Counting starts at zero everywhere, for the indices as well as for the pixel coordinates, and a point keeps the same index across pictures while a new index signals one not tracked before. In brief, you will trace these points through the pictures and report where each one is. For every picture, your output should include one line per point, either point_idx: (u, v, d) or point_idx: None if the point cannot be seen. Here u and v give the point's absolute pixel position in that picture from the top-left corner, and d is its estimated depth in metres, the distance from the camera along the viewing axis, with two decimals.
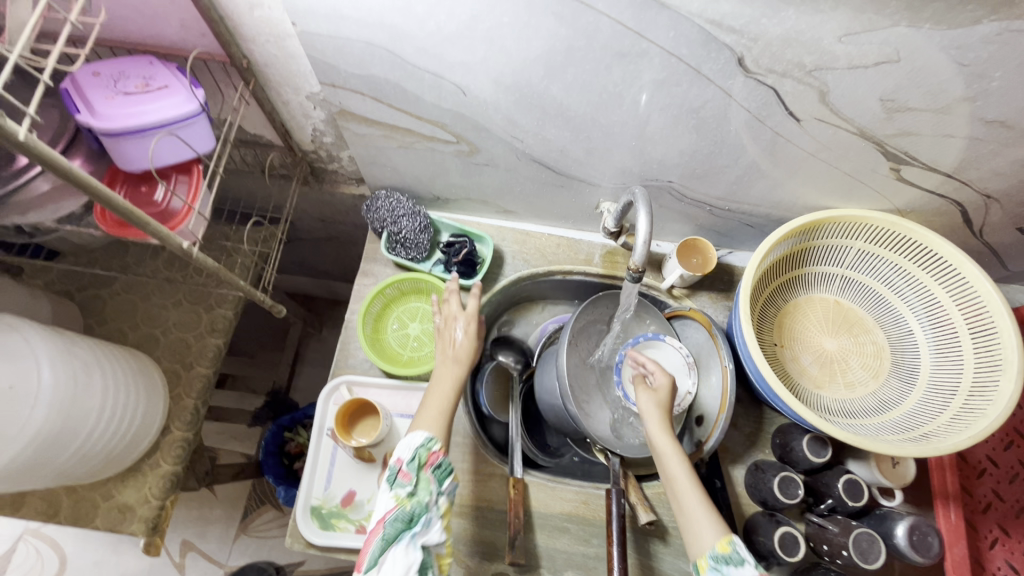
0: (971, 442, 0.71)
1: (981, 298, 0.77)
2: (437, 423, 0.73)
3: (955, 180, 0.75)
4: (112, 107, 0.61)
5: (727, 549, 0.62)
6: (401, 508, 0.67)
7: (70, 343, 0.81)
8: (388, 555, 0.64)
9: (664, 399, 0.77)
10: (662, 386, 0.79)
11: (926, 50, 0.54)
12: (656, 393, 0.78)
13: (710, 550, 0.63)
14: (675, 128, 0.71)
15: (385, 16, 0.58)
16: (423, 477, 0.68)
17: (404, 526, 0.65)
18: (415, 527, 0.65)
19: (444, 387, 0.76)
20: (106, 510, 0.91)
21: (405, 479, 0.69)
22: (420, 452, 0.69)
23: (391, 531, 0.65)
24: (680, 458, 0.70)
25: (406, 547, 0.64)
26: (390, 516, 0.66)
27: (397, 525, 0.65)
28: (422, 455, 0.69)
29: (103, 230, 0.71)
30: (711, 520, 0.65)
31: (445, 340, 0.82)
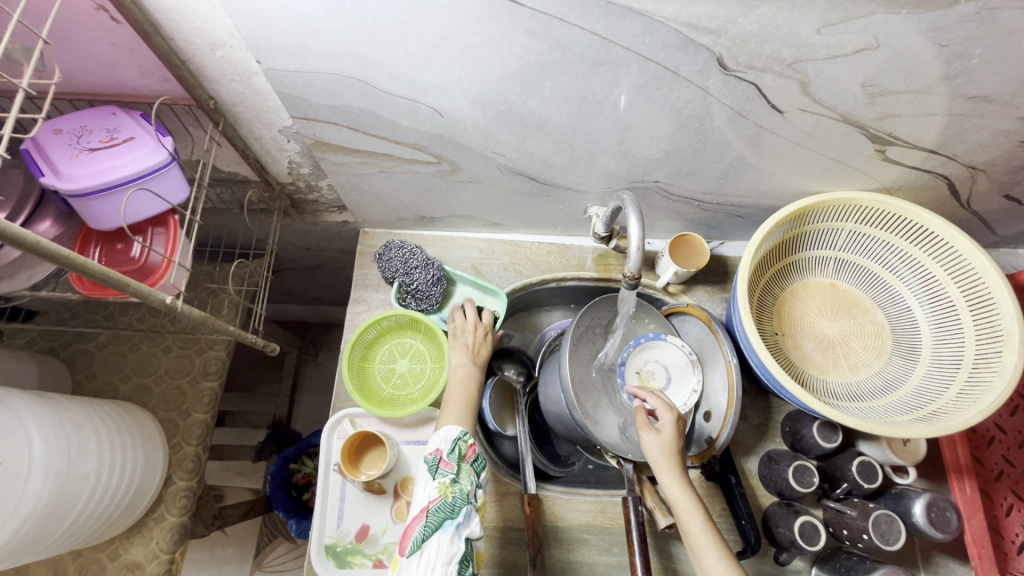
0: (981, 417, 0.71)
1: (976, 271, 0.78)
2: (463, 419, 0.75)
3: (941, 155, 0.75)
4: (77, 167, 0.59)
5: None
6: (445, 498, 0.64)
7: (60, 408, 0.78)
8: (433, 540, 0.61)
9: (669, 441, 0.75)
10: (666, 426, 0.76)
11: (905, 34, 0.54)
12: (661, 435, 0.75)
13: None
14: (658, 130, 0.70)
15: (353, 46, 0.56)
16: (465, 468, 0.67)
17: (448, 515, 0.63)
18: (459, 517, 0.63)
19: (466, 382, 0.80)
20: (114, 570, 0.89)
21: (446, 468, 0.67)
22: (460, 444, 0.69)
23: (435, 519, 0.62)
24: (697, 514, 0.69)
25: (450, 537, 0.62)
26: (433, 506, 0.64)
27: (440, 513, 0.63)
28: (462, 446, 0.69)
29: (81, 294, 0.69)
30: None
31: (457, 342, 0.86)
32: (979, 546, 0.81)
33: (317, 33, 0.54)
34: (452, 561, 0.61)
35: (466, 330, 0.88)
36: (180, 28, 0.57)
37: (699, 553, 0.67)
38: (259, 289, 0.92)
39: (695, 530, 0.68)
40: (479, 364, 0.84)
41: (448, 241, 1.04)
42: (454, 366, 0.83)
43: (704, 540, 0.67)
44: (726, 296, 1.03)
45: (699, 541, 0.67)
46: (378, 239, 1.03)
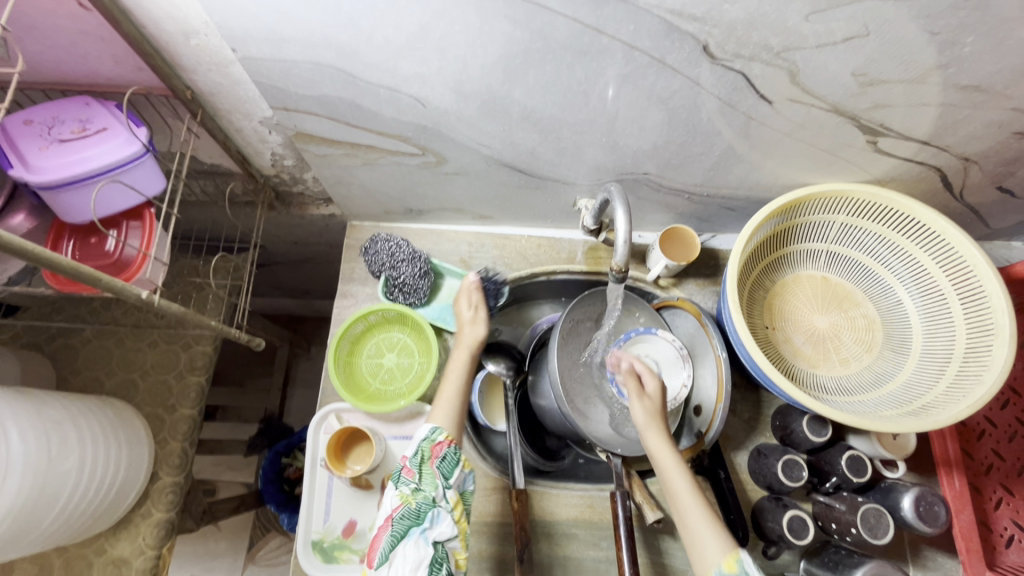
0: (970, 411, 0.71)
1: (967, 264, 0.77)
2: (447, 418, 0.76)
3: (933, 146, 0.73)
4: (47, 159, 0.57)
5: (735, 568, 0.62)
6: (408, 504, 0.66)
7: (40, 404, 0.77)
8: (400, 548, 0.63)
9: (655, 408, 0.77)
10: (653, 394, 0.79)
11: (895, 21, 0.52)
12: (648, 403, 0.78)
13: (715, 568, 0.63)
14: (647, 121, 0.68)
15: (330, 34, 0.54)
16: (428, 472, 0.69)
17: (412, 521, 0.64)
18: (424, 522, 0.65)
19: (454, 379, 0.81)
20: (101, 566, 0.89)
21: (408, 476, 0.69)
22: (423, 446, 0.71)
23: (401, 527, 0.64)
24: (681, 471, 0.70)
25: (416, 542, 0.63)
26: (397, 514, 0.66)
27: (406, 521, 0.65)
28: (426, 449, 0.71)
29: (55, 289, 0.68)
30: (718, 535, 0.65)
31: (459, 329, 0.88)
32: (967, 540, 0.81)
33: (292, 21, 0.53)
34: (420, 566, 0.62)
35: (467, 323, 0.88)
36: (151, 15, 0.56)
37: (682, 511, 0.68)
38: (243, 283, 0.91)
39: (679, 487, 0.69)
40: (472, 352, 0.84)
41: (436, 234, 1.02)
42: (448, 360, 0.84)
43: (687, 497, 0.68)
44: (717, 289, 1.02)
45: (682, 498, 0.68)
46: (366, 232, 1.02)
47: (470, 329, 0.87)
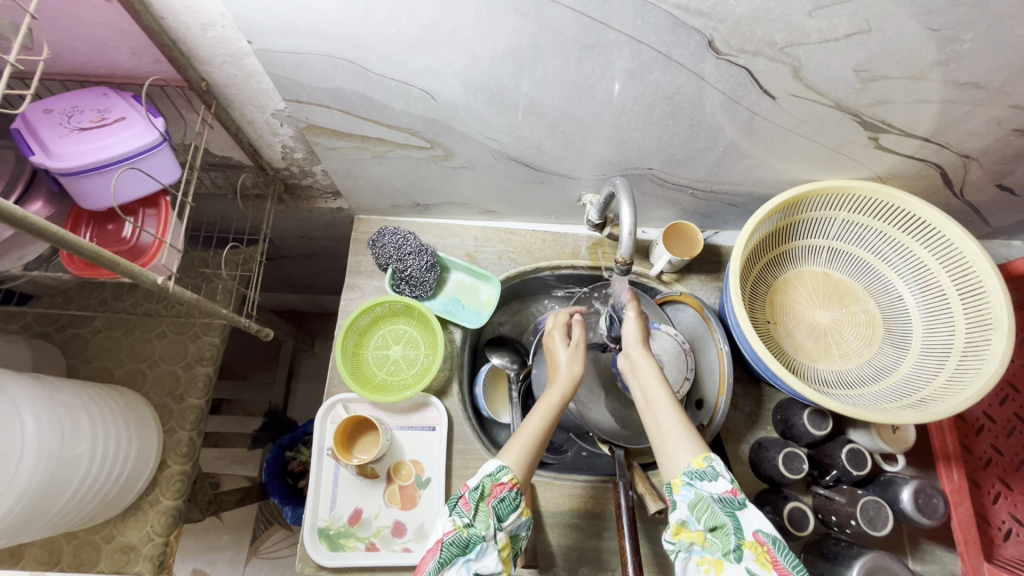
0: (969, 404, 0.72)
1: (967, 260, 0.78)
2: (526, 457, 0.64)
3: (934, 143, 0.75)
4: (66, 145, 0.59)
5: (703, 465, 0.60)
6: (458, 532, 0.58)
7: (53, 390, 0.79)
8: None
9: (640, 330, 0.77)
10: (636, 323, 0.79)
11: (896, 17, 0.54)
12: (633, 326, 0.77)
13: (686, 466, 0.60)
14: (652, 115, 0.70)
15: (344, 27, 0.56)
16: (483, 510, 0.60)
17: (460, 551, 0.57)
18: (471, 553, 0.57)
19: (542, 411, 0.68)
20: (109, 552, 0.90)
21: (464, 508, 0.60)
22: (485, 481, 0.61)
23: (448, 554, 0.57)
24: (656, 378, 0.69)
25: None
26: (447, 539, 0.58)
27: (454, 548, 0.57)
28: (485, 485, 0.61)
29: (73, 273, 0.69)
30: (690, 437, 0.63)
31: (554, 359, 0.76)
32: (966, 532, 0.82)
33: (308, 14, 0.54)
34: None
35: (559, 351, 0.76)
36: (170, 8, 0.57)
37: (656, 415, 0.66)
38: (252, 275, 0.92)
39: (654, 393, 0.68)
40: (568, 388, 0.70)
41: (442, 229, 1.03)
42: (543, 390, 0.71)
43: (660, 401, 0.67)
44: (720, 285, 1.03)
45: (655, 401, 0.67)
46: (373, 226, 1.03)
47: (564, 355, 0.75)
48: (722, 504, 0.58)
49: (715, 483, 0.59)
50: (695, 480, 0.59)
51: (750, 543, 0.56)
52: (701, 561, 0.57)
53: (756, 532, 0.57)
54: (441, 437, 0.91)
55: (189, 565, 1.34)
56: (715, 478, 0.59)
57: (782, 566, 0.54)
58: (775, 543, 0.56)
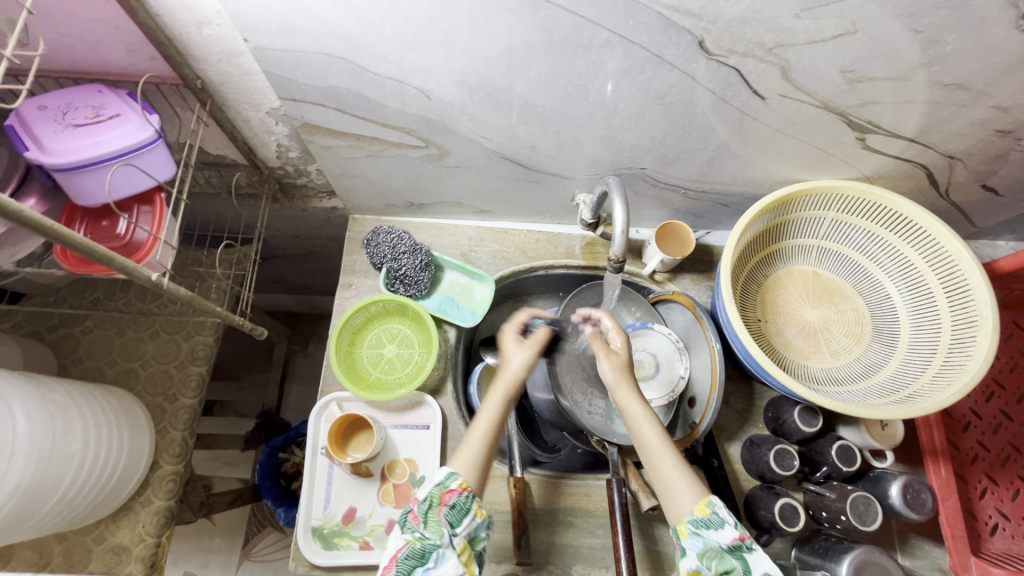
0: (954, 399, 0.73)
1: (952, 258, 0.80)
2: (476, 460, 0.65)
3: (919, 144, 0.76)
4: (61, 141, 0.59)
5: (707, 512, 0.62)
6: (412, 545, 0.58)
7: (44, 388, 0.79)
8: None
9: (625, 361, 0.74)
10: (621, 348, 0.75)
11: (880, 20, 0.55)
12: (617, 356, 0.74)
13: (690, 515, 0.63)
14: (645, 114, 0.71)
15: (341, 26, 0.56)
16: (433, 519, 0.60)
17: (417, 562, 0.57)
18: (428, 563, 0.57)
19: (489, 414, 0.68)
20: (100, 553, 0.89)
21: (415, 522, 0.60)
22: (433, 491, 0.62)
23: (405, 566, 0.57)
24: (650, 422, 0.68)
25: None
26: (402, 554, 0.58)
27: (410, 561, 0.57)
28: (435, 495, 0.62)
29: (65, 270, 0.69)
30: (693, 485, 0.65)
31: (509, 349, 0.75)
32: (952, 527, 0.83)
33: (304, 11, 0.55)
34: None
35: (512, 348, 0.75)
36: (166, 6, 0.58)
37: (652, 460, 0.67)
38: (246, 273, 0.92)
39: (648, 437, 0.68)
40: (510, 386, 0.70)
41: (437, 228, 1.04)
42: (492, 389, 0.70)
43: (657, 447, 0.67)
44: (712, 284, 1.04)
45: (651, 447, 0.67)
46: (367, 225, 1.04)
47: (516, 352, 0.74)
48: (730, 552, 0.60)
49: (721, 531, 0.61)
50: (701, 529, 0.61)
51: None
52: None
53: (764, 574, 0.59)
54: (436, 436, 0.91)
55: (180, 568, 1.33)
56: (720, 526, 0.61)
57: None
58: None
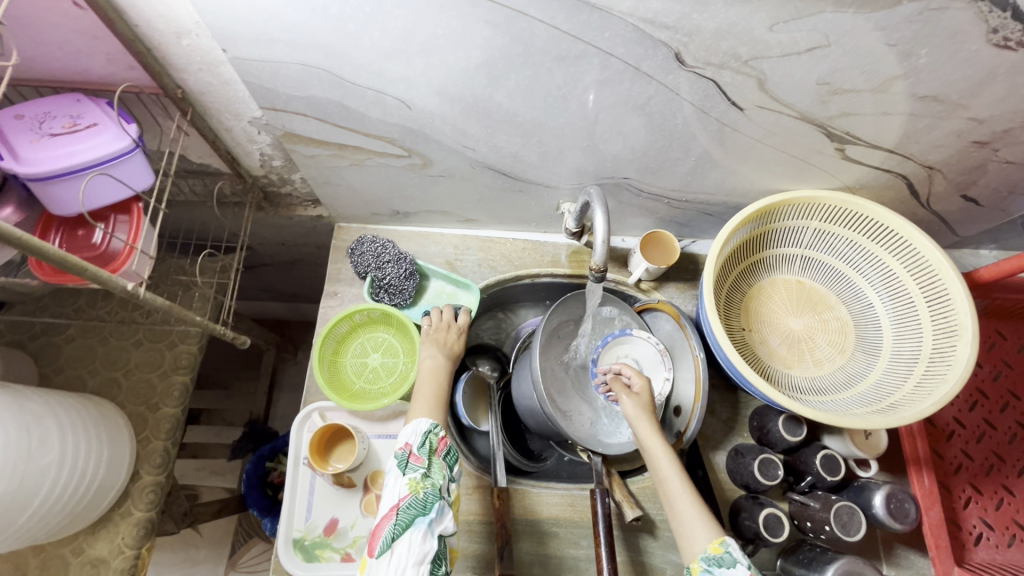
0: (935, 409, 0.73)
1: (933, 268, 0.80)
2: (433, 413, 0.73)
3: (898, 155, 0.77)
4: (37, 151, 0.59)
5: (720, 551, 0.62)
6: (415, 494, 0.63)
7: (22, 398, 0.78)
8: (404, 539, 0.60)
9: (646, 402, 0.81)
10: (643, 391, 0.83)
11: (854, 33, 0.56)
12: (639, 398, 0.82)
13: (703, 553, 0.63)
14: (625, 125, 0.71)
15: (319, 37, 0.56)
16: (436, 462, 0.66)
17: (420, 511, 0.61)
18: (431, 513, 0.62)
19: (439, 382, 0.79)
20: (77, 566, 0.88)
21: (417, 462, 0.65)
22: (432, 437, 0.68)
23: (406, 516, 0.61)
24: (669, 458, 0.72)
25: (423, 534, 0.60)
26: (404, 503, 0.62)
27: (412, 510, 0.61)
28: (433, 440, 0.68)
29: (40, 279, 0.69)
30: (707, 524, 0.66)
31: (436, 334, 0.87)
32: (936, 537, 0.83)
33: (281, 22, 0.55)
34: (423, 561, 0.59)
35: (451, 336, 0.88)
36: (144, 16, 0.58)
37: (669, 496, 0.70)
38: (230, 282, 0.92)
39: (666, 473, 0.71)
40: (449, 355, 0.85)
41: (423, 237, 1.04)
42: (425, 358, 0.83)
43: (674, 482, 0.70)
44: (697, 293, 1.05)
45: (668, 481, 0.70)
46: (353, 234, 1.04)
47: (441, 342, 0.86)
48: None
49: (731, 570, 0.60)
50: (713, 566, 0.62)
51: None
52: None
53: None
54: None
55: None
56: (732, 565, 0.61)
57: None
58: None
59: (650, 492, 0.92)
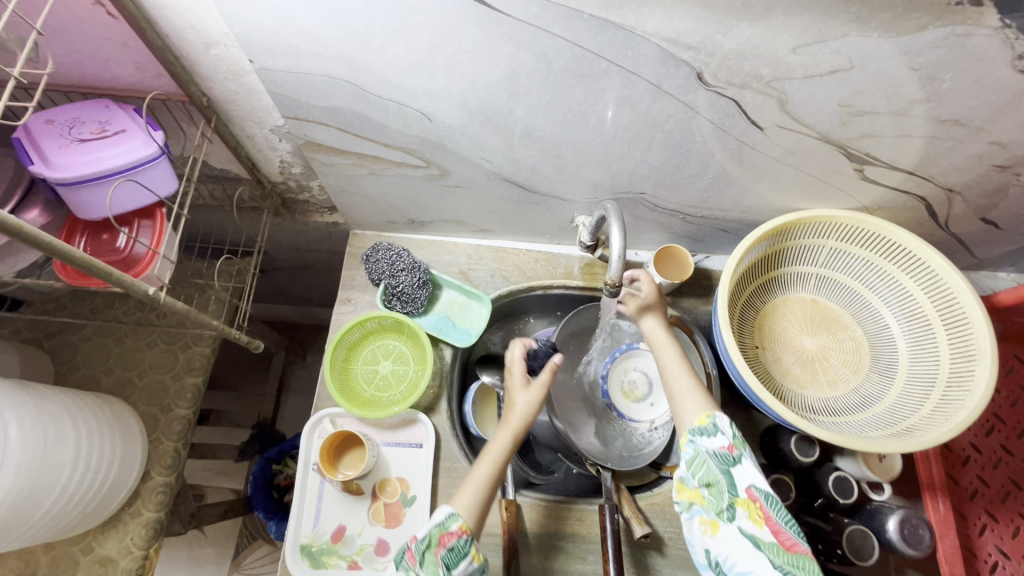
0: (952, 435, 0.72)
1: (951, 291, 0.79)
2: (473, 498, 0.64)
3: (918, 176, 0.76)
4: (66, 156, 0.60)
5: (705, 422, 0.66)
6: None
7: (39, 398, 0.79)
8: None
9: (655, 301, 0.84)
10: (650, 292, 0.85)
11: (877, 57, 0.56)
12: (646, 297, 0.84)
13: (690, 425, 0.67)
14: (643, 141, 0.71)
15: (344, 49, 0.57)
16: (431, 560, 0.60)
17: None
18: None
19: (491, 455, 0.68)
20: (86, 565, 0.88)
21: (410, 561, 0.61)
22: (433, 531, 0.62)
23: None
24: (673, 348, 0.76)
25: None
26: None
27: None
28: (433, 535, 0.62)
29: (64, 282, 0.70)
30: (699, 399, 0.70)
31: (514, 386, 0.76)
32: (952, 565, 0.82)
33: (308, 35, 0.56)
34: None
35: (518, 390, 0.76)
36: (175, 26, 0.59)
37: (669, 378, 0.74)
38: (245, 286, 0.92)
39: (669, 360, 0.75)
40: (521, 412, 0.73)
41: (437, 246, 1.05)
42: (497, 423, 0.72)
43: (675, 366, 0.74)
44: (710, 308, 1.04)
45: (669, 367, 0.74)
46: (368, 241, 1.04)
47: (522, 397, 0.74)
48: (717, 460, 0.64)
49: (713, 438, 0.65)
50: (697, 437, 0.66)
51: (743, 500, 0.61)
52: (701, 520, 0.63)
53: (749, 488, 0.62)
54: (428, 454, 0.90)
55: None
56: (714, 434, 0.65)
57: (774, 521, 0.59)
58: (767, 499, 0.61)
59: (658, 508, 0.91)
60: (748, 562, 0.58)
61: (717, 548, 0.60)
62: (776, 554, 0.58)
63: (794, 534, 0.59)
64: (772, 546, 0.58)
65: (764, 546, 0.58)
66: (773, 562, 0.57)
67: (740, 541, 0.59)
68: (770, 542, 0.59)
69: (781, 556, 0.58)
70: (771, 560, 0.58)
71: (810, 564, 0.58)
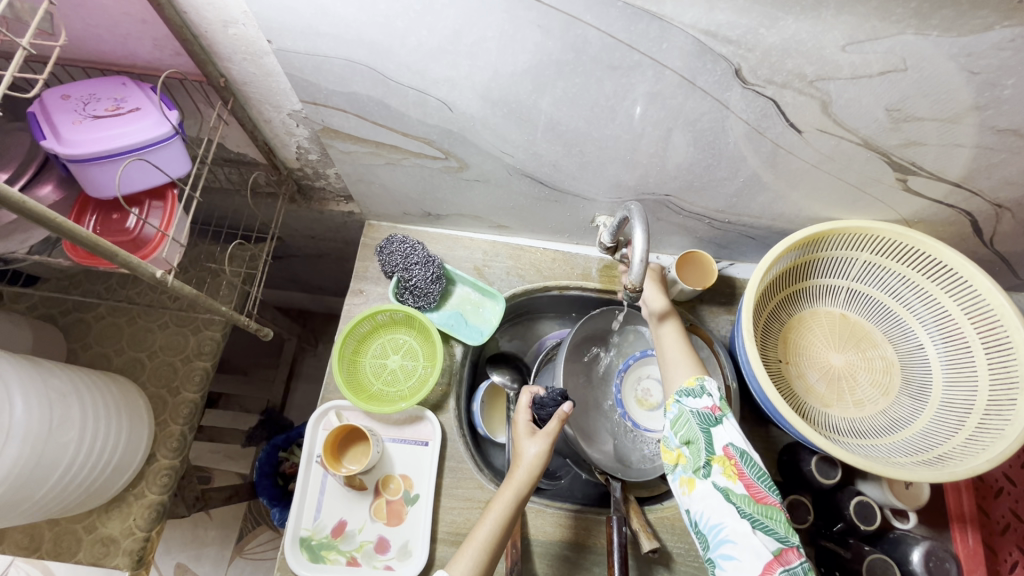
0: (988, 467, 0.68)
1: (994, 313, 0.74)
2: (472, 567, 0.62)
3: (965, 190, 0.72)
4: (78, 132, 0.59)
5: (693, 383, 0.66)
6: None
7: (46, 374, 0.78)
8: None
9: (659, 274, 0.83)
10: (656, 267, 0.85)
11: (933, 59, 0.52)
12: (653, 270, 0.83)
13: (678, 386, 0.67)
14: (673, 141, 0.68)
15: (364, 32, 0.55)
16: None
17: None
18: None
19: (493, 515, 0.65)
20: (89, 543, 0.88)
21: None
22: None
23: None
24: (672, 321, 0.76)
25: None
26: None
27: None
28: None
29: (73, 261, 0.69)
30: (688, 366, 0.69)
31: (520, 437, 0.72)
32: None
33: (329, 16, 0.54)
34: None
35: (525, 440, 0.71)
36: (194, 3, 0.57)
37: (664, 346, 0.74)
38: (257, 273, 0.91)
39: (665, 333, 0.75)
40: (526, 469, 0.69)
41: (452, 240, 1.02)
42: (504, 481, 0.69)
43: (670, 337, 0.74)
44: (732, 318, 1.01)
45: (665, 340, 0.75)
46: (383, 232, 1.03)
47: (529, 450, 0.70)
48: (699, 419, 0.63)
49: (699, 399, 0.64)
50: (683, 397, 0.65)
51: (720, 458, 0.61)
52: (681, 480, 0.63)
53: (726, 447, 0.61)
54: (434, 453, 0.88)
55: (173, 559, 1.33)
56: (700, 395, 0.65)
57: (746, 476, 0.59)
58: (742, 456, 0.60)
59: (668, 522, 0.88)
60: (720, 516, 0.59)
61: (693, 505, 0.61)
62: (745, 505, 0.58)
63: (764, 487, 0.59)
64: (743, 498, 0.59)
65: (734, 498, 0.59)
66: (743, 513, 0.58)
67: (713, 496, 0.59)
68: (741, 494, 0.59)
69: (751, 506, 0.58)
70: (741, 511, 0.58)
71: (780, 515, 0.59)
